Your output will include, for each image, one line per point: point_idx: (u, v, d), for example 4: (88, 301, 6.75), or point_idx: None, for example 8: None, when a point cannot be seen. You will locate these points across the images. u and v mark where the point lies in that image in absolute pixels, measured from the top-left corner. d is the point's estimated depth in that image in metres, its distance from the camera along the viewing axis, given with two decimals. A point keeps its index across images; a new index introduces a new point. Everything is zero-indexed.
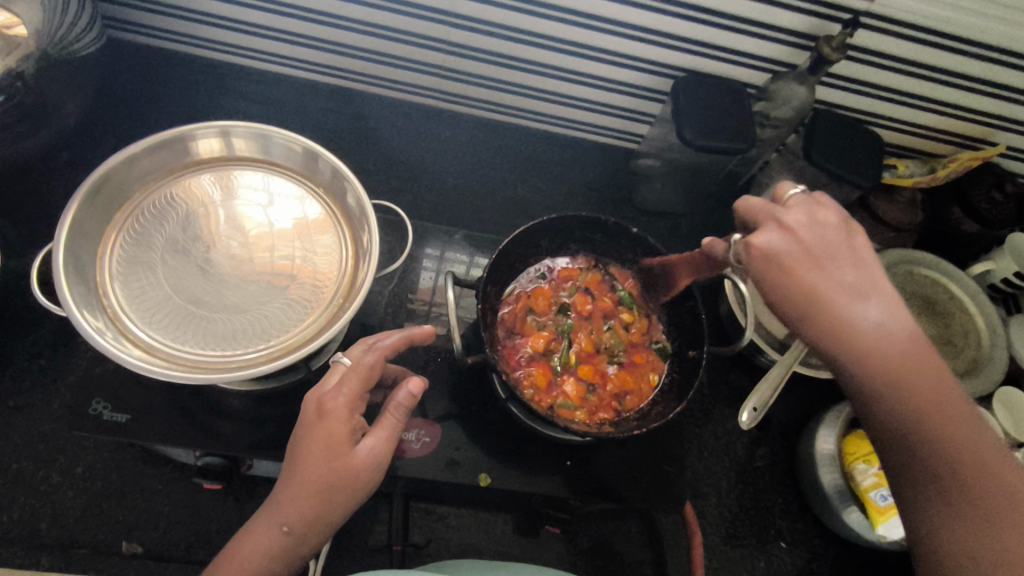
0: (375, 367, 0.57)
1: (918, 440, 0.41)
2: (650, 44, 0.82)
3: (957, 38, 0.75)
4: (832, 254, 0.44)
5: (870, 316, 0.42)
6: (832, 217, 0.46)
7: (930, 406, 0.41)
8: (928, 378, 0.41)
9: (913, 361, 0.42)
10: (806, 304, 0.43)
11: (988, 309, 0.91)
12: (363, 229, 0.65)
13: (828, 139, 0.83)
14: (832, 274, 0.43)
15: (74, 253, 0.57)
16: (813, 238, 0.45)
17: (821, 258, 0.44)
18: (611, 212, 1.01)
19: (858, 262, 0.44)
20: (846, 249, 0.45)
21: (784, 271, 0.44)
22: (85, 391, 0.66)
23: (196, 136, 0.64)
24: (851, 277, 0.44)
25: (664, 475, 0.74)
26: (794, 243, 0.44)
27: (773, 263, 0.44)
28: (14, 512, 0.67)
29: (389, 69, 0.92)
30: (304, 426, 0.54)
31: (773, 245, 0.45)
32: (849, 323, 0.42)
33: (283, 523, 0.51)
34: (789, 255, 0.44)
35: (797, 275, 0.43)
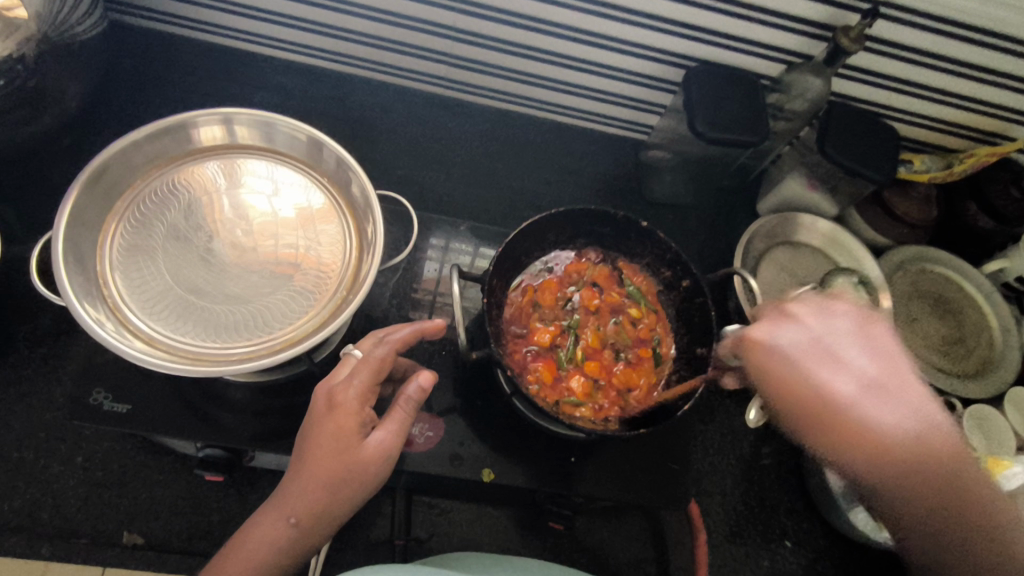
0: (387, 360, 0.56)
1: (929, 519, 0.47)
2: (663, 33, 0.80)
3: (979, 30, 0.73)
4: (843, 350, 0.49)
5: (884, 413, 0.47)
6: (844, 310, 0.51)
7: (951, 496, 0.47)
8: (947, 469, 0.47)
9: (931, 455, 0.47)
10: (825, 409, 0.47)
11: (1002, 308, 0.90)
12: (367, 220, 0.64)
13: (843, 132, 0.81)
14: (844, 374, 0.48)
15: (74, 242, 0.56)
16: (818, 335, 0.50)
17: (831, 358, 0.49)
18: (620, 205, 0.99)
19: (872, 350, 0.49)
20: (856, 343, 0.49)
21: (794, 373, 0.49)
22: (86, 381, 0.65)
23: (198, 123, 0.62)
24: (863, 375, 0.48)
25: (669, 474, 0.73)
26: (800, 341, 0.50)
27: (786, 368, 0.49)
28: (16, 500, 0.67)
29: (395, 56, 0.91)
30: (313, 418, 0.53)
31: (780, 349, 0.50)
32: (869, 426, 0.47)
33: (291, 515, 0.50)
34: (801, 353, 0.49)
35: (808, 377, 0.48)
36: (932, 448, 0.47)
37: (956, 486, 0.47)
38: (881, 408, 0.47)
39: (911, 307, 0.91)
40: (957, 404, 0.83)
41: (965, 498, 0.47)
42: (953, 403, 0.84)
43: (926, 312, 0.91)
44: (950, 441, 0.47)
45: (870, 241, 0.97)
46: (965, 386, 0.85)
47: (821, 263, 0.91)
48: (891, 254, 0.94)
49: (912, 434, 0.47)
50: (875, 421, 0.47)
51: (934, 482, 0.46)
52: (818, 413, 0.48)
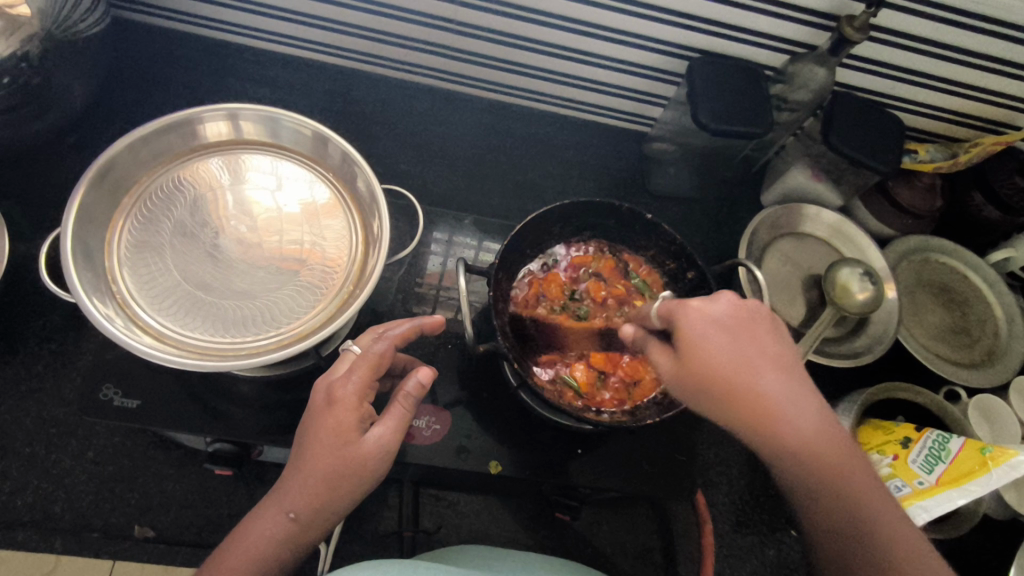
0: (385, 356, 0.56)
1: (830, 517, 0.45)
2: (666, 24, 0.80)
3: (985, 18, 0.73)
4: (762, 340, 0.48)
5: (791, 405, 0.46)
6: (759, 307, 0.50)
7: (865, 510, 0.44)
8: (855, 477, 0.45)
9: (836, 459, 0.45)
10: (734, 387, 0.46)
11: (1007, 298, 0.90)
12: (373, 216, 0.64)
13: (847, 122, 0.81)
14: (761, 361, 0.47)
15: (82, 239, 0.56)
16: (741, 317, 0.49)
17: (751, 344, 0.48)
18: (623, 197, 0.99)
19: (778, 342, 0.49)
20: (772, 338, 0.49)
21: (710, 347, 0.47)
22: (96, 377, 0.66)
23: (203, 119, 0.63)
24: (777, 366, 0.47)
25: (675, 464, 0.73)
26: (725, 319, 0.48)
27: (709, 341, 0.47)
28: (28, 495, 0.68)
29: (397, 50, 0.91)
30: (313, 413, 0.53)
31: (702, 321, 0.48)
32: (777, 412, 0.45)
33: (290, 509, 0.50)
34: (718, 330, 0.48)
35: (720, 355, 0.47)
36: (837, 451, 0.45)
37: (864, 497, 0.45)
38: (790, 397, 0.46)
39: (915, 298, 0.92)
40: (962, 393, 0.85)
41: (879, 517, 0.44)
42: (958, 393, 0.86)
43: (930, 303, 0.92)
44: (846, 441, 0.46)
45: (874, 232, 0.97)
46: (969, 376, 0.85)
47: (825, 254, 0.91)
48: (897, 244, 0.94)
49: (819, 432, 0.45)
50: (782, 407, 0.46)
51: (841, 489, 0.45)
52: (728, 391, 0.46)
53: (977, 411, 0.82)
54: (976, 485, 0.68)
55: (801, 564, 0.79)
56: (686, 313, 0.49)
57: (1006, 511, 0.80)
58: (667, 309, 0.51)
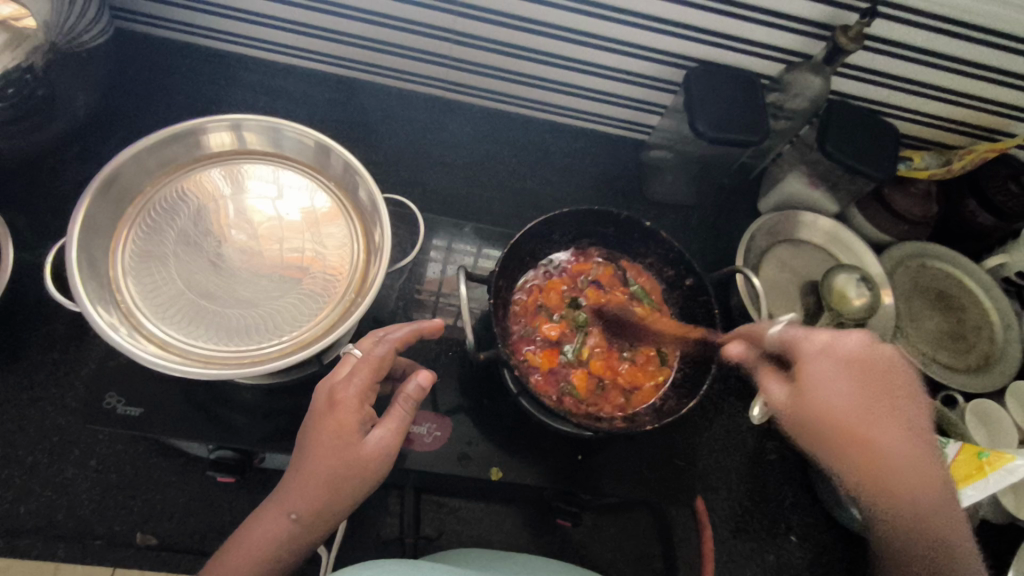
0: (385, 359, 0.57)
1: (913, 537, 0.54)
2: (663, 34, 0.81)
3: (978, 28, 0.74)
4: (891, 385, 0.58)
5: (885, 440, 0.56)
6: (883, 357, 0.60)
7: (939, 536, 0.54)
8: (933, 508, 0.54)
9: (931, 495, 0.55)
10: (853, 426, 0.56)
11: (1002, 303, 0.91)
12: (374, 224, 0.65)
13: (842, 130, 0.82)
14: (894, 408, 0.57)
15: (87, 249, 0.57)
16: (851, 360, 0.59)
17: (882, 391, 0.58)
18: (621, 205, 1.00)
19: (901, 394, 0.59)
20: (901, 386, 0.58)
21: (830, 392, 0.57)
22: (99, 385, 0.66)
23: (207, 129, 0.63)
24: (894, 415, 0.57)
25: (675, 470, 0.74)
26: (856, 362, 0.59)
27: (839, 383, 0.57)
28: (30, 503, 0.68)
29: (397, 60, 0.92)
30: (315, 414, 0.54)
31: (830, 362, 0.59)
32: (869, 442, 0.56)
33: (292, 510, 0.51)
34: (807, 367, 0.59)
35: (840, 396, 0.57)
36: (936, 490, 0.55)
37: (941, 526, 0.54)
38: (905, 442, 0.56)
39: (912, 303, 0.92)
40: (960, 397, 0.84)
41: (953, 543, 0.53)
42: (954, 398, 0.85)
43: (926, 308, 0.92)
44: (935, 475, 0.56)
45: (871, 238, 0.98)
46: (965, 380, 0.86)
47: (821, 260, 0.92)
48: (892, 252, 0.95)
49: (906, 462, 0.56)
50: (879, 443, 0.56)
51: (920, 519, 0.54)
52: (851, 431, 0.56)
53: (973, 416, 0.83)
54: (976, 489, 0.70)
55: (801, 569, 0.80)
56: (819, 352, 0.59)
57: (1004, 515, 0.81)
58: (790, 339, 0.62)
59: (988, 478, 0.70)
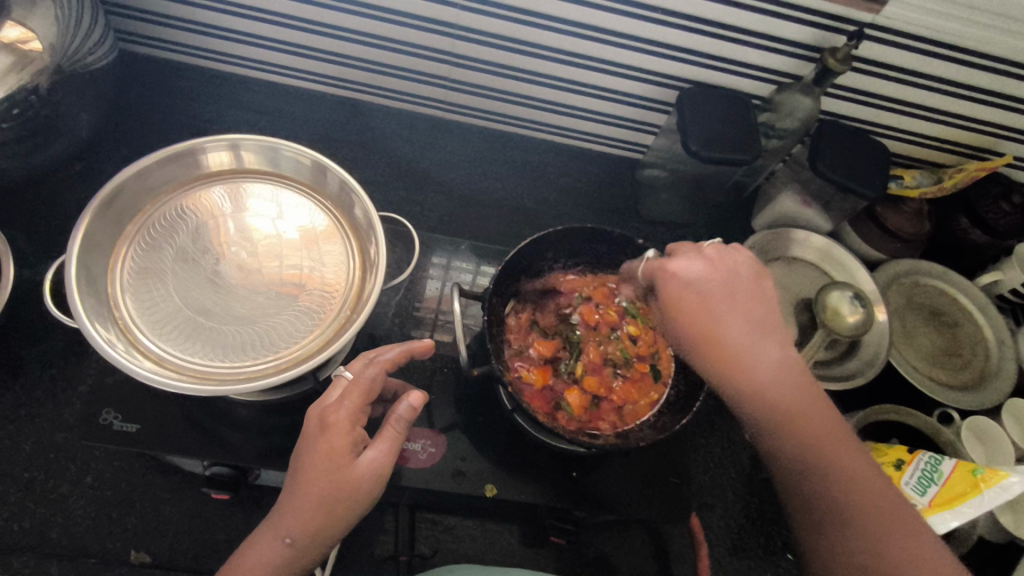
0: (375, 382, 0.57)
1: (802, 469, 0.54)
2: (655, 55, 0.82)
3: (963, 49, 0.75)
4: (737, 291, 0.59)
5: (747, 350, 0.57)
6: (743, 265, 0.61)
7: (806, 431, 0.54)
8: (796, 409, 0.55)
9: (795, 394, 0.55)
10: (714, 342, 0.57)
11: (996, 320, 0.91)
12: (369, 242, 0.66)
13: (833, 150, 0.83)
14: (743, 313, 0.58)
15: (86, 266, 0.58)
16: (715, 272, 0.60)
17: (730, 298, 0.59)
18: (617, 222, 1.01)
19: (761, 297, 0.60)
20: (749, 290, 0.60)
21: (693, 305, 0.59)
22: (96, 401, 0.67)
23: (207, 149, 0.65)
24: (751, 322, 0.58)
25: (670, 487, 0.74)
26: (703, 277, 0.59)
27: (687, 300, 0.59)
28: (25, 520, 0.68)
29: (395, 81, 0.93)
30: (307, 437, 0.55)
31: (689, 272, 0.60)
32: (731, 358, 0.57)
33: (287, 535, 0.52)
34: (677, 286, 0.60)
35: (701, 310, 0.58)
36: (800, 391, 0.56)
37: (804, 421, 0.55)
38: (767, 352, 0.57)
39: (907, 320, 0.93)
40: (956, 415, 0.85)
41: (819, 439, 0.54)
42: (951, 415, 0.86)
43: (921, 325, 0.93)
44: (803, 384, 0.56)
45: (864, 257, 0.99)
46: (961, 398, 0.86)
47: (816, 278, 0.93)
48: (886, 267, 0.96)
49: (774, 376, 0.56)
50: (740, 354, 0.57)
51: (784, 428, 0.54)
52: (714, 346, 0.57)
53: (969, 433, 0.83)
54: (970, 506, 0.71)
55: None
56: (667, 276, 0.61)
57: (1001, 533, 0.80)
58: (653, 269, 0.63)
59: (984, 494, 0.70)
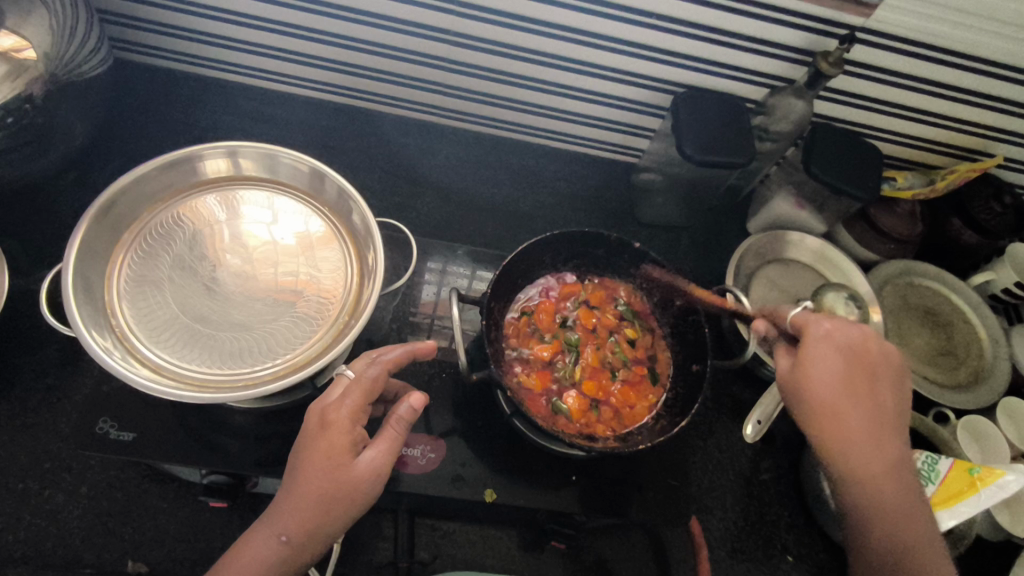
0: (377, 381, 0.58)
1: (895, 563, 0.57)
2: (649, 60, 0.83)
3: (952, 52, 0.76)
4: (874, 374, 0.60)
5: (869, 444, 0.58)
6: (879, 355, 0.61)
7: (904, 523, 0.58)
8: (899, 500, 0.58)
9: (901, 487, 0.58)
10: (839, 426, 0.58)
11: (990, 320, 0.92)
12: (367, 248, 0.66)
13: (826, 152, 0.84)
14: (876, 398, 0.59)
15: (82, 274, 0.57)
16: (858, 355, 0.60)
17: (866, 381, 0.60)
18: (613, 226, 1.02)
19: (890, 391, 0.61)
20: (884, 380, 0.61)
21: (829, 384, 0.58)
22: (92, 410, 0.66)
23: (204, 156, 0.64)
24: (877, 413, 0.59)
25: (668, 489, 0.74)
26: (848, 356, 0.60)
27: (831, 369, 0.59)
28: (20, 532, 0.67)
29: (391, 87, 0.94)
30: (306, 435, 0.55)
31: (830, 350, 0.60)
32: (852, 443, 0.58)
33: (283, 532, 0.52)
34: (818, 362, 0.59)
35: (835, 392, 0.58)
36: (907, 489, 0.58)
37: (904, 520, 0.58)
38: (885, 446, 0.58)
39: (904, 321, 0.94)
40: (950, 415, 0.86)
41: (910, 530, 0.58)
42: (946, 414, 0.86)
43: (918, 325, 0.94)
44: (909, 483, 0.59)
45: (858, 258, 0.99)
46: (956, 397, 0.86)
47: (811, 280, 0.93)
48: (880, 268, 0.96)
49: (887, 471, 0.58)
50: (862, 443, 0.58)
51: (886, 521, 0.57)
52: (838, 429, 0.58)
53: (965, 432, 0.84)
54: (967, 505, 0.71)
55: None
56: (819, 338, 0.60)
57: (998, 532, 0.81)
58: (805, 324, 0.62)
59: (980, 494, 0.71)
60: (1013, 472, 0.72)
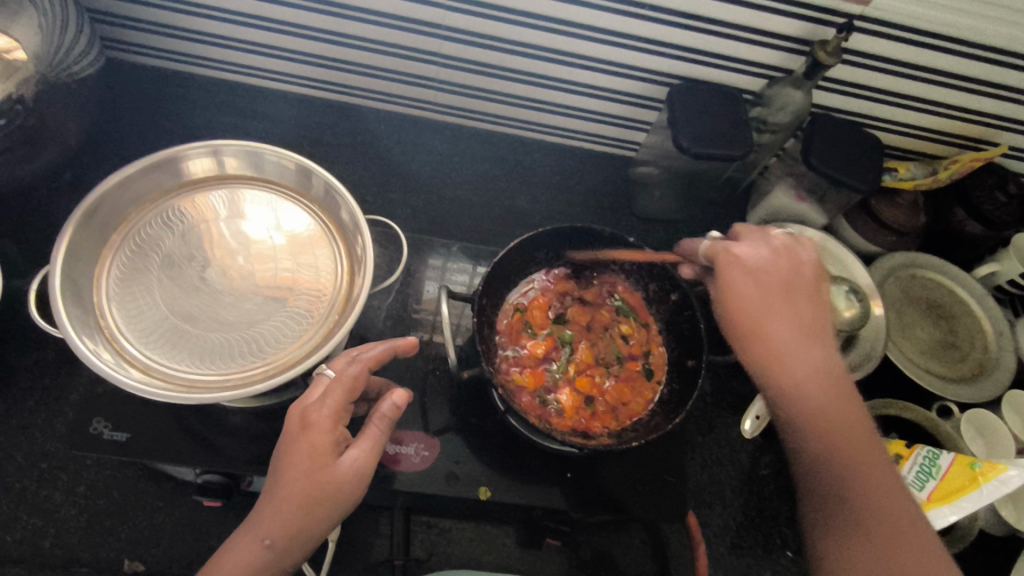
0: (359, 379, 0.57)
1: (837, 479, 0.53)
2: (643, 52, 0.82)
3: (953, 39, 0.75)
4: (792, 287, 0.59)
5: (795, 354, 0.56)
6: (793, 262, 0.60)
7: (841, 440, 0.54)
8: (836, 414, 0.55)
9: (831, 396, 0.55)
10: (760, 340, 0.57)
11: (995, 313, 0.90)
12: (357, 243, 0.65)
13: (825, 143, 0.83)
14: (795, 309, 0.58)
15: (70, 276, 0.57)
16: (776, 268, 0.60)
17: (783, 292, 0.58)
18: (612, 221, 1.01)
19: (815, 304, 0.59)
20: (802, 291, 0.59)
21: (745, 299, 0.58)
22: (87, 410, 0.66)
23: (188, 156, 0.64)
24: (795, 323, 0.58)
25: (666, 486, 0.74)
26: (762, 266, 0.60)
27: (742, 287, 0.59)
28: (17, 532, 0.67)
29: (383, 83, 0.93)
30: (287, 436, 0.54)
31: (744, 267, 0.60)
32: (776, 355, 0.57)
33: (266, 536, 0.51)
34: (733, 280, 0.59)
35: (750, 305, 0.58)
36: (840, 402, 0.55)
37: (842, 438, 0.54)
38: (806, 355, 0.57)
39: (908, 313, 0.92)
40: (954, 409, 0.85)
41: (851, 449, 0.54)
42: (949, 408, 0.86)
43: (921, 318, 0.92)
44: (844, 395, 0.56)
45: (861, 250, 0.98)
46: (961, 390, 0.85)
47: None
48: (881, 261, 0.94)
49: (816, 382, 0.56)
50: (783, 353, 0.57)
51: (821, 436, 0.54)
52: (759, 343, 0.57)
53: (970, 427, 0.81)
54: (969, 502, 0.70)
55: None
56: (730, 262, 0.60)
57: (1003, 526, 0.79)
58: (715, 251, 0.62)
59: (982, 488, 0.69)
60: (1016, 467, 0.70)
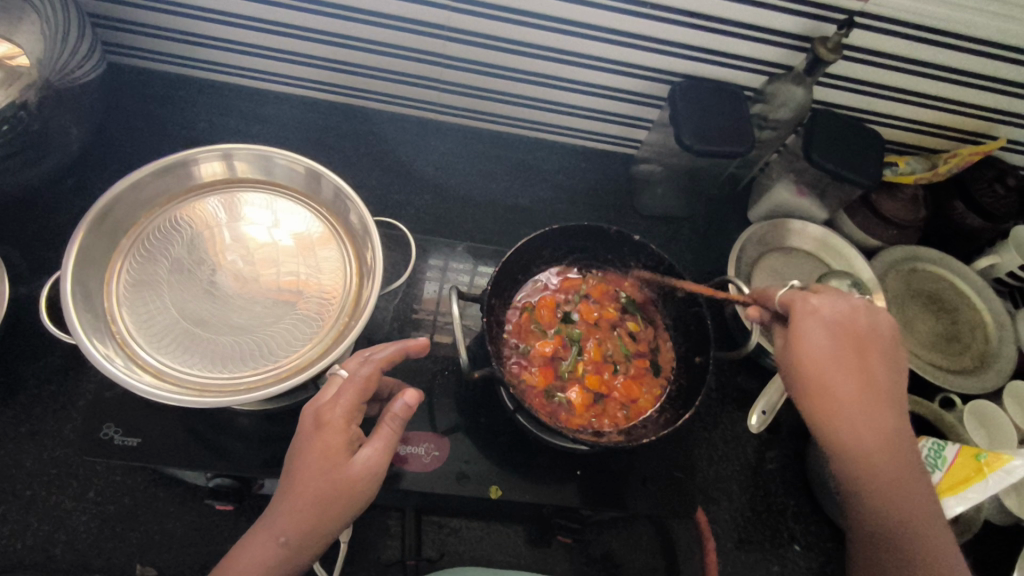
0: (371, 379, 0.57)
1: (888, 523, 0.57)
2: (645, 50, 0.82)
3: (953, 34, 0.75)
4: (864, 348, 0.60)
5: (859, 416, 0.58)
6: (867, 324, 0.61)
7: (892, 496, 0.57)
8: (893, 473, 0.57)
9: (889, 456, 0.57)
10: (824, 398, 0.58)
11: (995, 304, 0.92)
12: (366, 246, 0.65)
13: (826, 139, 0.83)
14: (867, 371, 0.59)
15: (81, 281, 0.57)
16: (850, 326, 0.60)
17: (857, 353, 0.59)
18: (613, 219, 1.01)
19: (884, 365, 0.60)
20: (875, 353, 0.60)
21: (818, 356, 0.59)
22: (96, 416, 0.66)
23: (198, 160, 0.64)
24: (864, 385, 0.59)
25: (675, 482, 0.74)
26: (838, 323, 0.60)
27: (818, 342, 0.59)
28: (28, 538, 0.67)
29: (385, 84, 0.93)
30: (302, 436, 0.55)
31: (819, 323, 0.60)
32: (839, 412, 0.58)
33: (281, 534, 0.51)
34: (806, 334, 0.60)
35: (823, 362, 0.59)
36: (901, 461, 0.58)
37: (896, 493, 0.57)
38: (870, 417, 0.58)
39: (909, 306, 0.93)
40: (957, 400, 0.86)
41: (909, 506, 0.57)
42: (952, 400, 0.86)
43: (923, 311, 0.93)
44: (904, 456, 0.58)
45: (861, 244, 0.98)
46: (963, 381, 0.86)
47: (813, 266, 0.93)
48: (883, 256, 0.95)
49: (875, 443, 0.58)
50: (844, 412, 0.58)
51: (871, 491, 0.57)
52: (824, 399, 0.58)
53: (972, 418, 0.82)
54: (975, 492, 0.71)
55: None
56: (808, 313, 0.60)
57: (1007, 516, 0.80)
58: (791, 299, 0.62)
59: (988, 479, 0.70)
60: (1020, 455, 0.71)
